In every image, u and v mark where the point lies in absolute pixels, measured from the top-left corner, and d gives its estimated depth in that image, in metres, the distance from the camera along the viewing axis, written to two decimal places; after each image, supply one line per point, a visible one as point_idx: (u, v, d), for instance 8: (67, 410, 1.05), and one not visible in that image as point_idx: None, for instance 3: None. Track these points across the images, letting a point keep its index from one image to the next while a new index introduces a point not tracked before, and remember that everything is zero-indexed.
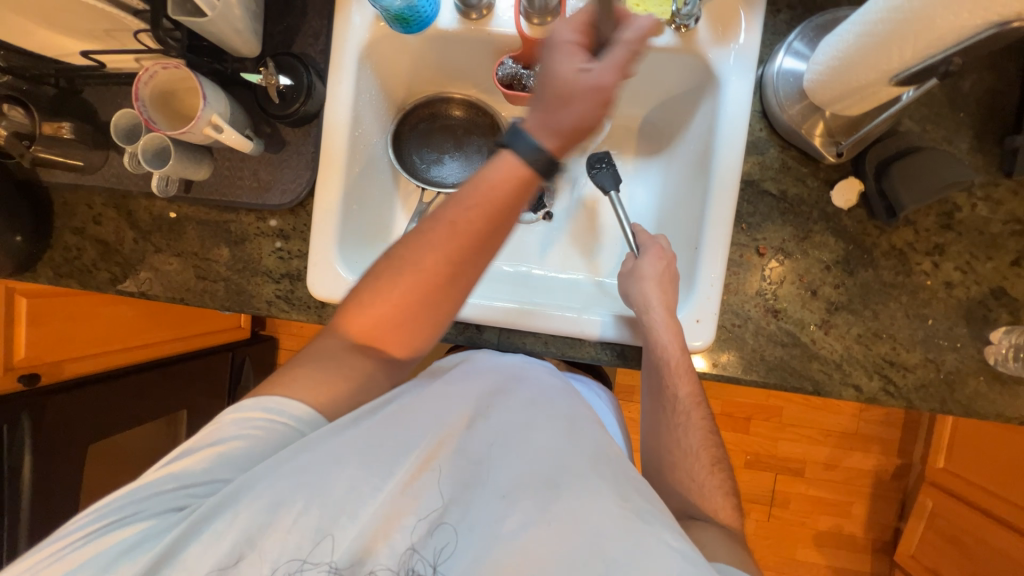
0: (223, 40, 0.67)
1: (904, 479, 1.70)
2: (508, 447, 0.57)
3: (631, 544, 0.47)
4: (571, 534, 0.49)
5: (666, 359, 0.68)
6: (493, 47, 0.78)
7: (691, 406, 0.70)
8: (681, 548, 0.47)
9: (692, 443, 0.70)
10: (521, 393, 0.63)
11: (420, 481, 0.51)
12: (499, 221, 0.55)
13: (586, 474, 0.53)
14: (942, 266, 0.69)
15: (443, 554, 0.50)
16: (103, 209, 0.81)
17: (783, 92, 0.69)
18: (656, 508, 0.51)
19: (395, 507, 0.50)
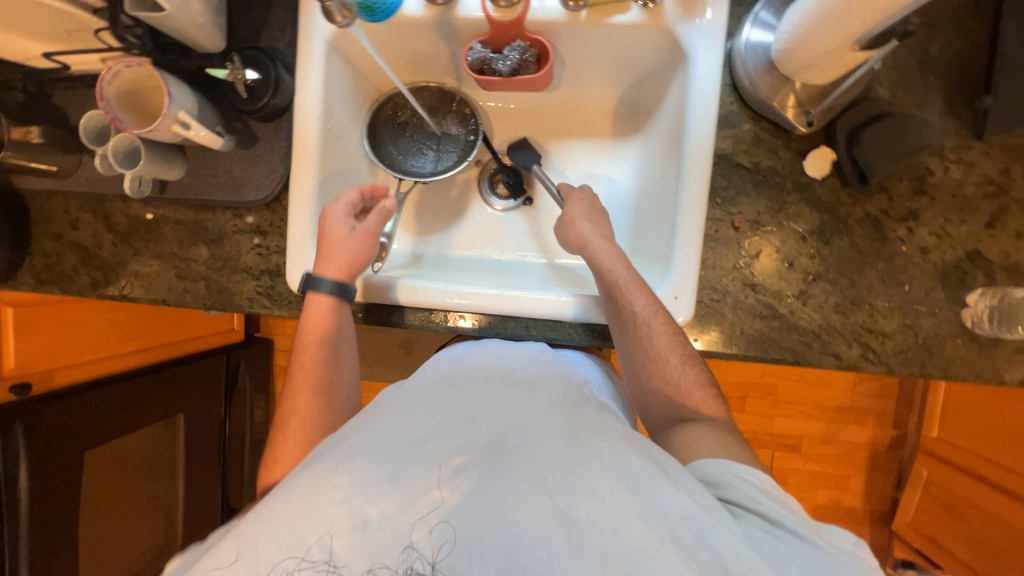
0: (185, 35, 0.67)
1: (899, 450, 1.71)
2: (452, 420, 0.55)
3: (577, 477, 0.49)
4: (524, 479, 0.49)
5: (614, 279, 0.71)
6: (463, 33, 0.78)
7: (650, 315, 0.68)
8: (631, 462, 0.50)
9: (683, 381, 0.68)
10: (473, 371, 0.65)
11: (364, 469, 0.50)
12: (365, 260, 0.75)
13: (530, 423, 0.54)
14: (917, 232, 0.69)
15: (442, 553, 0.46)
16: (80, 214, 0.81)
17: (752, 64, 0.69)
18: (609, 439, 0.53)
19: (350, 502, 0.48)
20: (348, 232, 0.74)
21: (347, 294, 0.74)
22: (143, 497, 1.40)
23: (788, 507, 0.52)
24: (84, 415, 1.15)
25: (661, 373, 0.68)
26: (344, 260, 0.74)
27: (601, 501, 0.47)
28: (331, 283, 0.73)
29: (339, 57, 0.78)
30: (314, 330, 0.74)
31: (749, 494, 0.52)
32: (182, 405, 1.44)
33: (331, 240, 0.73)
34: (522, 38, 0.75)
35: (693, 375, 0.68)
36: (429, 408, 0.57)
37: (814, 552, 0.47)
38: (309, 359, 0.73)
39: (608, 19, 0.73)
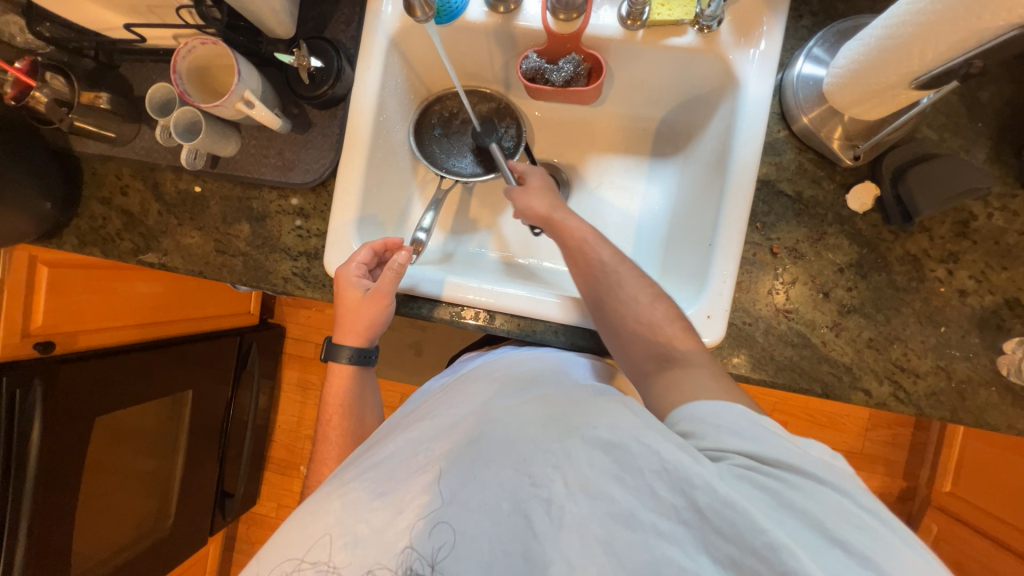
0: (260, 18, 0.69)
1: (908, 502, 1.68)
2: (436, 430, 0.60)
3: (545, 454, 0.51)
4: (499, 466, 0.52)
5: (580, 236, 0.73)
6: (521, 42, 0.80)
7: (618, 264, 0.70)
8: (605, 430, 0.50)
9: (656, 318, 0.65)
10: (467, 379, 0.69)
11: (358, 489, 0.56)
12: (373, 320, 0.78)
13: (512, 416, 0.56)
14: (956, 274, 0.69)
15: (441, 552, 0.51)
16: (131, 181, 0.84)
17: (803, 96, 0.70)
18: (586, 408, 0.54)
19: (351, 513, 0.54)
20: (359, 298, 0.75)
21: (366, 358, 0.84)
22: (137, 473, 1.38)
23: (767, 434, 0.50)
24: (99, 380, 1.16)
25: (634, 311, 0.66)
26: (356, 322, 0.78)
27: (576, 474, 0.49)
28: (350, 351, 0.82)
29: (397, 54, 0.80)
30: (337, 401, 0.83)
31: (724, 434, 0.50)
32: (193, 382, 1.45)
33: (345, 305, 0.77)
34: (577, 52, 0.77)
35: (665, 310, 0.66)
36: (420, 421, 0.62)
37: (798, 480, 0.46)
38: (334, 427, 0.82)
39: (664, 40, 0.75)
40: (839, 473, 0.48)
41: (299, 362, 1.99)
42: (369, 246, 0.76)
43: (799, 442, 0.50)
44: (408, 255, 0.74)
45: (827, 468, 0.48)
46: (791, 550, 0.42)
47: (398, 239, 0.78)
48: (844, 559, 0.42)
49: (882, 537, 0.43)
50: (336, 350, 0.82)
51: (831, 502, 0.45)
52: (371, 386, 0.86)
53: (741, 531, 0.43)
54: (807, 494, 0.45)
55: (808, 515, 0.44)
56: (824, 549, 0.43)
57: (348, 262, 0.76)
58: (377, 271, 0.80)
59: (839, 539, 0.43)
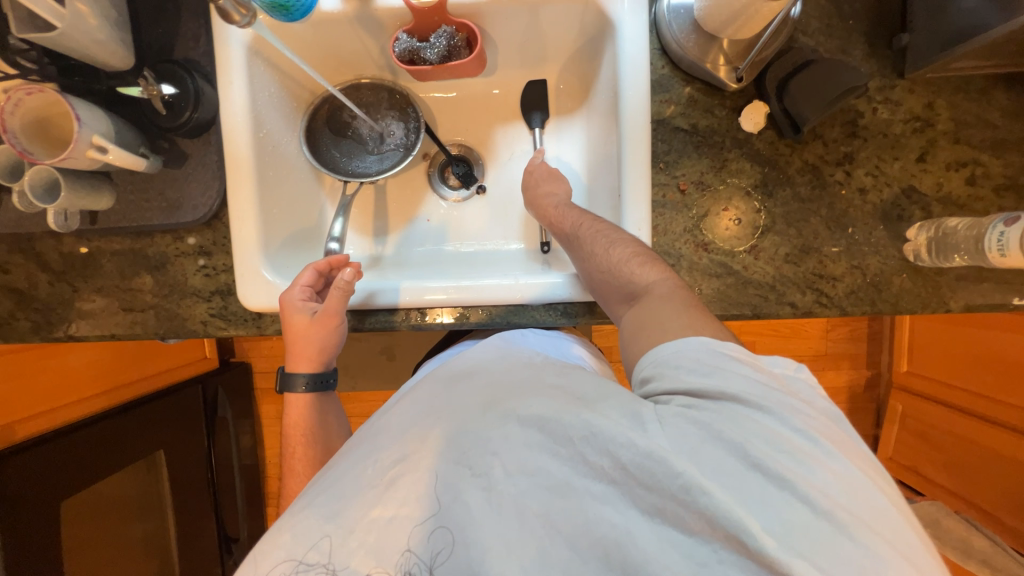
0: (89, 55, 0.60)
1: (875, 389, 1.80)
2: (384, 435, 0.57)
3: (484, 444, 0.51)
4: (441, 462, 0.52)
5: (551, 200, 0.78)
6: (387, 24, 0.76)
7: (581, 221, 0.72)
8: (537, 408, 0.51)
9: (618, 257, 0.65)
10: (420, 381, 0.67)
11: (309, 516, 0.52)
12: (323, 339, 0.76)
13: (450, 410, 0.56)
14: (854, 174, 0.71)
15: (439, 558, 0.48)
16: (9, 256, 0.77)
17: (677, 26, 0.68)
18: (526, 392, 0.54)
19: (305, 537, 0.51)
20: (308, 321, 0.73)
21: (323, 380, 0.82)
22: (129, 540, 1.38)
23: (722, 366, 0.48)
24: (49, 468, 1.10)
25: (600, 256, 0.67)
26: (306, 346, 0.76)
27: (513, 456, 0.49)
28: (307, 376, 0.80)
29: (261, 63, 0.75)
30: (300, 430, 0.80)
31: (680, 374, 0.49)
32: (160, 442, 1.40)
33: (293, 332, 0.74)
34: (447, 23, 0.73)
35: (624, 249, 0.65)
36: (370, 433, 0.60)
37: (733, 412, 0.45)
38: (300, 455, 0.80)
39: None
40: (777, 397, 0.45)
41: (275, 394, 1.95)
42: (311, 267, 0.74)
43: (751, 365, 0.48)
44: (356, 271, 0.72)
45: (763, 390, 0.46)
46: (703, 485, 0.42)
47: (343, 256, 0.76)
48: (761, 481, 0.41)
49: (805, 453, 0.42)
50: (293, 378, 0.80)
51: (761, 428, 0.43)
52: (331, 407, 0.85)
53: (656, 475, 0.43)
54: (737, 427, 0.43)
55: (734, 446, 0.43)
56: (744, 476, 0.42)
57: (292, 285, 0.74)
58: (325, 292, 0.78)
59: (758, 462, 0.42)
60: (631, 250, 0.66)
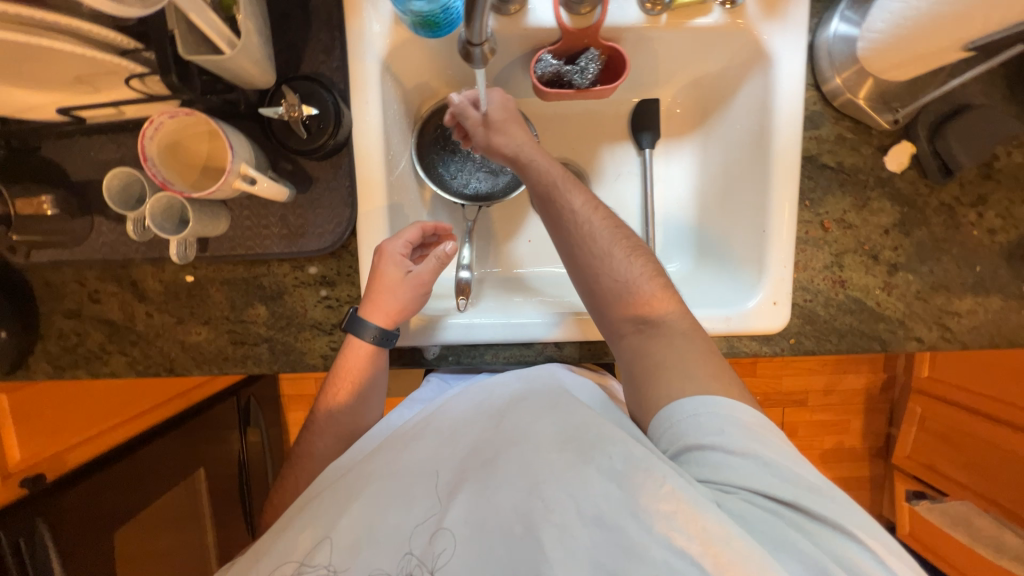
0: (240, 75, 0.54)
1: (891, 390, 1.92)
2: (453, 445, 0.63)
3: (559, 480, 0.55)
4: (508, 489, 0.56)
5: (550, 179, 0.67)
6: (526, 42, 0.71)
7: (590, 213, 0.67)
8: (619, 460, 0.54)
9: (632, 275, 0.65)
10: (480, 390, 0.69)
11: (371, 501, 0.59)
12: (409, 301, 0.67)
13: (522, 437, 0.60)
14: (986, 215, 0.73)
15: (442, 559, 0.54)
16: (100, 284, 0.69)
17: (838, 63, 0.68)
18: (602, 431, 0.57)
19: (362, 518, 0.58)
20: (405, 274, 0.66)
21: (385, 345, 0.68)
22: (179, 556, 1.29)
23: (795, 474, 0.53)
24: (105, 497, 1.03)
25: (608, 270, 0.65)
26: (387, 300, 0.66)
27: (586, 501, 0.53)
28: (372, 332, 0.67)
29: (390, 79, 0.69)
30: (352, 376, 0.69)
31: (753, 471, 0.52)
32: (205, 459, 1.32)
33: (384, 280, 0.66)
34: (596, 46, 0.69)
35: (642, 268, 0.65)
36: (434, 435, 0.65)
37: (786, 511, 0.51)
38: (338, 404, 0.71)
39: (690, 22, 0.69)
40: (849, 519, 0.51)
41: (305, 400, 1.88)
42: (419, 224, 0.68)
43: (817, 479, 0.54)
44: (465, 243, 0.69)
45: (823, 500, 0.51)
46: None
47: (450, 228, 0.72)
48: None
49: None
50: (355, 325, 0.67)
51: (829, 542, 0.49)
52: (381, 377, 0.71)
53: (743, 564, 0.47)
54: (787, 529, 0.50)
55: (802, 552, 0.48)
56: None
57: (400, 231, 0.67)
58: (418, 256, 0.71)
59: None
60: (647, 269, 0.66)
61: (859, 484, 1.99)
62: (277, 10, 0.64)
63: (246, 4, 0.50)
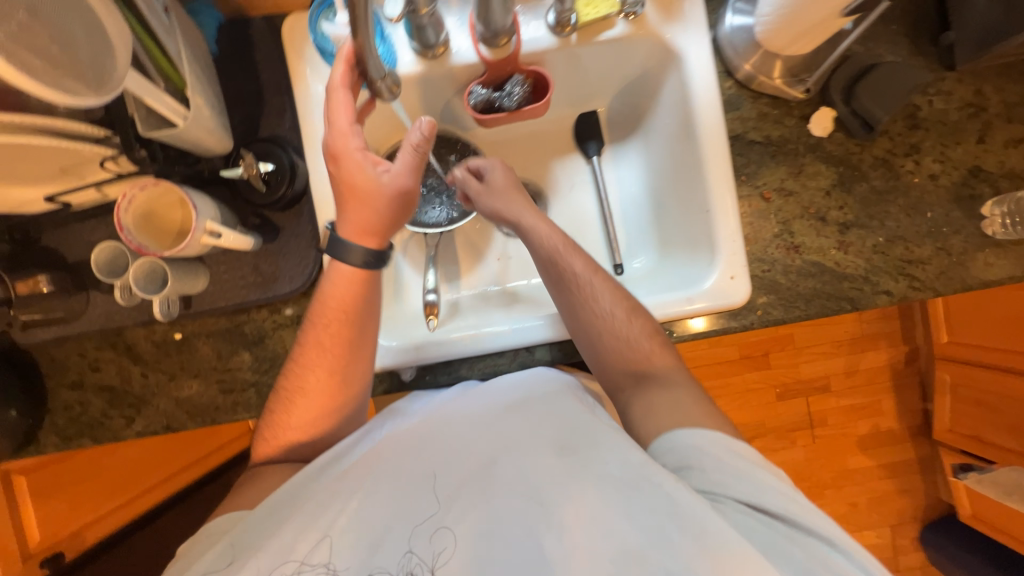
0: (198, 144, 0.62)
1: (916, 363, 1.84)
2: (457, 449, 0.63)
3: (562, 485, 0.56)
4: (511, 494, 0.57)
5: (551, 244, 0.73)
6: (456, 79, 0.78)
7: (590, 274, 0.71)
8: (619, 467, 0.55)
9: (632, 333, 0.68)
10: (481, 393, 0.69)
11: (370, 507, 0.60)
12: (396, 214, 0.68)
13: (526, 444, 0.61)
14: (923, 162, 0.75)
15: (441, 559, 0.55)
16: (99, 352, 0.75)
17: (740, 48, 0.73)
18: (601, 437, 0.59)
19: (361, 523, 0.58)
20: (374, 177, 0.65)
21: (376, 264, 0.69)
22: None
23: (792, 495, 0.54)
24: None
25: (608, 329, 0.68)
26: (370, 219, 0.67)
27: (585, 504, 0.54)
28: (355, 252, 0.67)
29: None
30: (338, 311, 0.68)
31: (752, 489, 0.53)
32: None
33: (353, 189, 0.65)
34: (519, 71, 0.77)
35: (642, 326, 0.69)
36: (437, 439, 0.65)
37: (774, 522, 0.52)
38: (327, 348, 0.68)
39: (598, 36, 0.76)
40: (842, 536, 0.52)
41: None
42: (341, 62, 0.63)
43: (808, 500, 0.56)
44: (430, 125, 0.64)
45: (816, 517, 0.53)
46: None
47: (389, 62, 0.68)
48: None
49: None
50: (336, 245, 0.67)
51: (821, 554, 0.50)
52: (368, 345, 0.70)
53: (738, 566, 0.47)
54: (774, 540, 0.51)
55: (798, 564, 0.49)
56: None
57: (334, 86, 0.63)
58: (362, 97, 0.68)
59: None
60: (647, 325, 0.69)
61: (908, 468, 1.86)
62: (233, 88, 0.72)
63: (195, 83, 0.58)
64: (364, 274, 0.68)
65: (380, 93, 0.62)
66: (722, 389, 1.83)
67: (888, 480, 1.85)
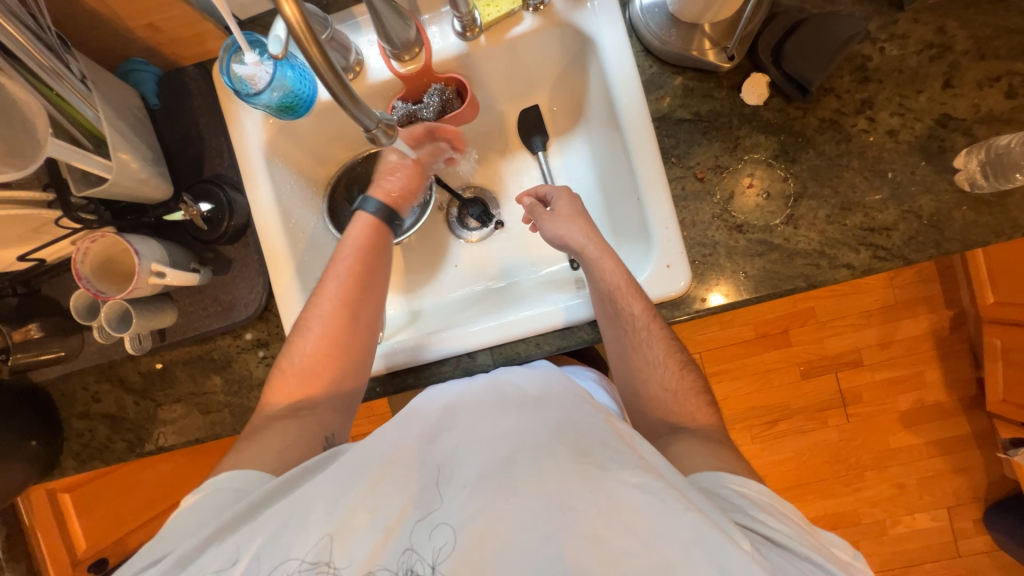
0: (135, 193, 0.69)
1: (963, 328, 1.65)
2: (472, 443, 0.56)
3: (587, 494, 0.49)
4: (530, 496, 0.50)
5: (610, 283, 0.70)
6: (381, 96, 0.80)
7: (648, 320, 0.69)
8: (641, 487, 0.49)
9: (680, 389, 0.70)
10: (494, 391, 0.62)
11: (378, 504, 0.53)
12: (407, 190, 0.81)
13: (545, 445, 0.53)
14: (878, 118, 0.68)
15: (443, 554, 0.49)
16: (98, 385, 0.85)
17: (654, 24, 0.70)
18: (616, 454, 0.52)
19: (369, 516, 0.52)
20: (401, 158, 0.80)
21: (389, 220, 0.80)
22: None
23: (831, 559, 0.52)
24: None
25: (658, 379, 0.70)
26: (388, 189, 0.80)
27: (607, 517, 0.48)
28: (375, 208, 0.79)
29: (279, 161, 0.81)
30: (354, 250, 0.76)
31: (795, 546, 0.51)
32: None
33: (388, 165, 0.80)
34: (436, 80, 0.77)
35: (688, 381, 0.70)
36: (451, 430, 0.58)
37: (798, 562, 0.50)
38: (346, 282, 0.75)
39: (508, 34, 0.75)
40: None
41: None
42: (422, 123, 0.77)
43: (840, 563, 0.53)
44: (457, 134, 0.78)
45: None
46: None
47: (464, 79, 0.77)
48: None
49: None
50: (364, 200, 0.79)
51: None
52: (386, 272, 0.78)
53: None
54: None
55: None
56: None
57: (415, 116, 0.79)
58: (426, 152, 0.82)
59: None
60: (691, 381, 0.71)
61: (963, 444, 1.68)
62: (177, 135, 0.78)
63: (118, 140, 0.65)
64: (380, 227, 0.79)
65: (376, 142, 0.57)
66: (740, 371, 1.72)
67: (940, 458, 1.68)
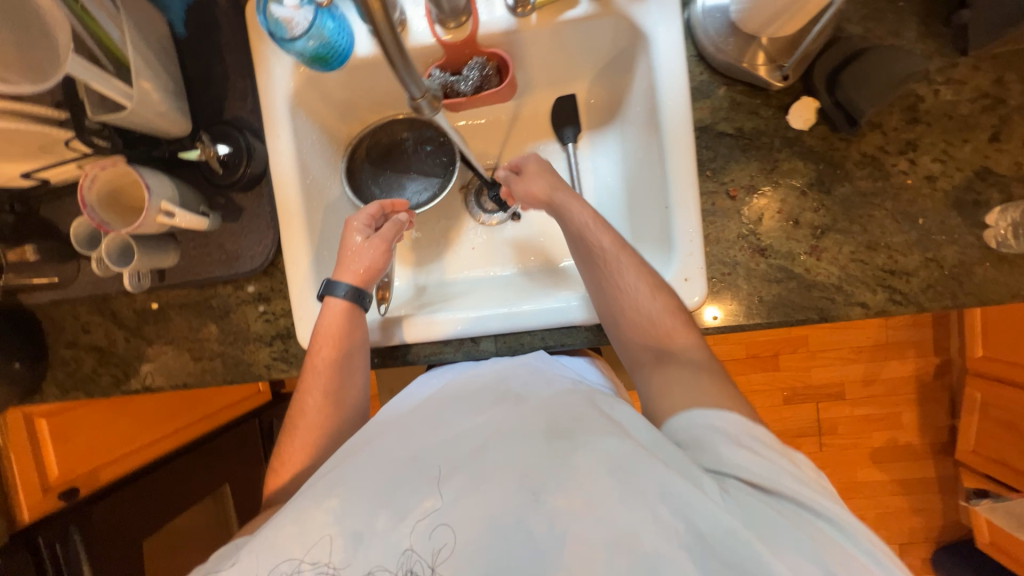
0: (152, 126, 0.67)
1: (947, 376, 1.69)
2: (444, 437, 0.56)
3: (558, 471, 0.49)
4: (502, 484, 0.50)
5: (580, 226, 0.70)
6: (418, 62, 0.77)
7: (618, 251, 0.67)
8: (606, 453, 0.49)
9: (655, 310, 0.64)
10: (471, 382, 0.65)
11: (356, 495, 0.52)
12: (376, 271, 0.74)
13: (513, 432, 0.54)
14: (919, 162, 0.67)
15: (441, 554, 0.48)
16: (89, 317, 0.83)
17: (713, 31, 0.68)
18: (588, 425, 0.53)
19: (347, 512, 0.51)
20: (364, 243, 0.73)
21: (360, 300, 0.72)
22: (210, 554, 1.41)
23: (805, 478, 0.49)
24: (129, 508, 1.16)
25: (633, 305, 0.65)
26: (357, 268, 0.73)
27: (583, 494, 0.48)
28: (346, 288, 0.71)
29: (303, 113, 0.78)
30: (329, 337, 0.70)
31: (772, 476, 0.48)
32: (226, 476, 1.43)
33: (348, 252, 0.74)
34: (478, 54, 0.74)
35: (666, 301, 0.65)
36: (424, 426, 0.59)
37: (776, 502, 0.47)
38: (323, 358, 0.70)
39: (560, 16, 0.73)
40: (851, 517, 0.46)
41: None
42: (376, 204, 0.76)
43: (819, 479, 0.50)
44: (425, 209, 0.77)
45: (825, 497, 0.47)
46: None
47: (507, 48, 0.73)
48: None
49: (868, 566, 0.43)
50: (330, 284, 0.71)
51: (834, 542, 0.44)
52: (362, 351, 0.72)
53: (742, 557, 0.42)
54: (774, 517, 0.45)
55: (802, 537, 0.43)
56: None
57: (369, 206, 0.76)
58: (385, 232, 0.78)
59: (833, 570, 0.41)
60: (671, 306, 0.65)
61: (926, 487, 1.73)
62: (200, 70, 0.75)
63: (141, 68, 0.62)
64: (352, 308, 0.71)
65: (419, 110, 0.57)
66: None
67: (902, 496, 1.73)
